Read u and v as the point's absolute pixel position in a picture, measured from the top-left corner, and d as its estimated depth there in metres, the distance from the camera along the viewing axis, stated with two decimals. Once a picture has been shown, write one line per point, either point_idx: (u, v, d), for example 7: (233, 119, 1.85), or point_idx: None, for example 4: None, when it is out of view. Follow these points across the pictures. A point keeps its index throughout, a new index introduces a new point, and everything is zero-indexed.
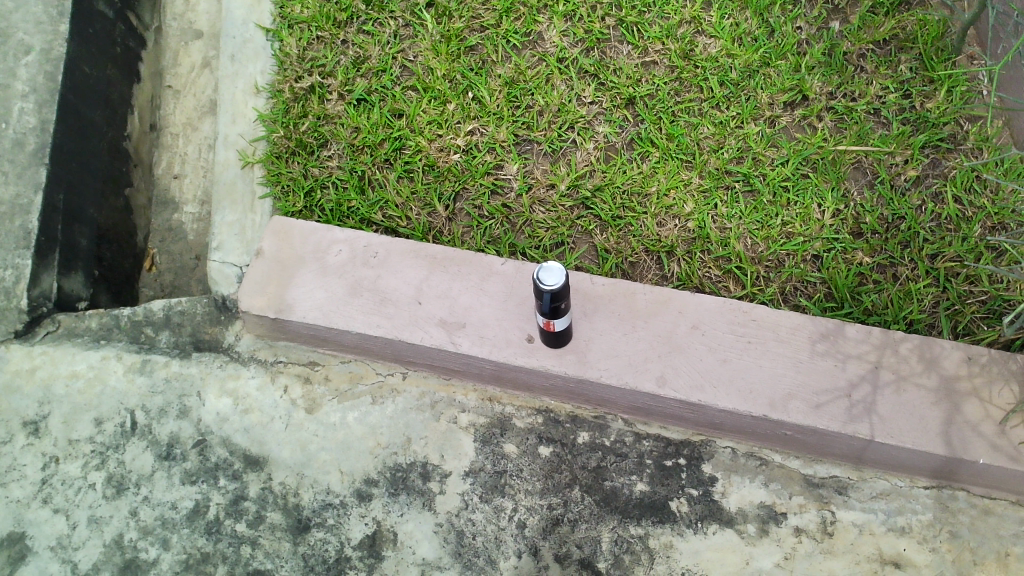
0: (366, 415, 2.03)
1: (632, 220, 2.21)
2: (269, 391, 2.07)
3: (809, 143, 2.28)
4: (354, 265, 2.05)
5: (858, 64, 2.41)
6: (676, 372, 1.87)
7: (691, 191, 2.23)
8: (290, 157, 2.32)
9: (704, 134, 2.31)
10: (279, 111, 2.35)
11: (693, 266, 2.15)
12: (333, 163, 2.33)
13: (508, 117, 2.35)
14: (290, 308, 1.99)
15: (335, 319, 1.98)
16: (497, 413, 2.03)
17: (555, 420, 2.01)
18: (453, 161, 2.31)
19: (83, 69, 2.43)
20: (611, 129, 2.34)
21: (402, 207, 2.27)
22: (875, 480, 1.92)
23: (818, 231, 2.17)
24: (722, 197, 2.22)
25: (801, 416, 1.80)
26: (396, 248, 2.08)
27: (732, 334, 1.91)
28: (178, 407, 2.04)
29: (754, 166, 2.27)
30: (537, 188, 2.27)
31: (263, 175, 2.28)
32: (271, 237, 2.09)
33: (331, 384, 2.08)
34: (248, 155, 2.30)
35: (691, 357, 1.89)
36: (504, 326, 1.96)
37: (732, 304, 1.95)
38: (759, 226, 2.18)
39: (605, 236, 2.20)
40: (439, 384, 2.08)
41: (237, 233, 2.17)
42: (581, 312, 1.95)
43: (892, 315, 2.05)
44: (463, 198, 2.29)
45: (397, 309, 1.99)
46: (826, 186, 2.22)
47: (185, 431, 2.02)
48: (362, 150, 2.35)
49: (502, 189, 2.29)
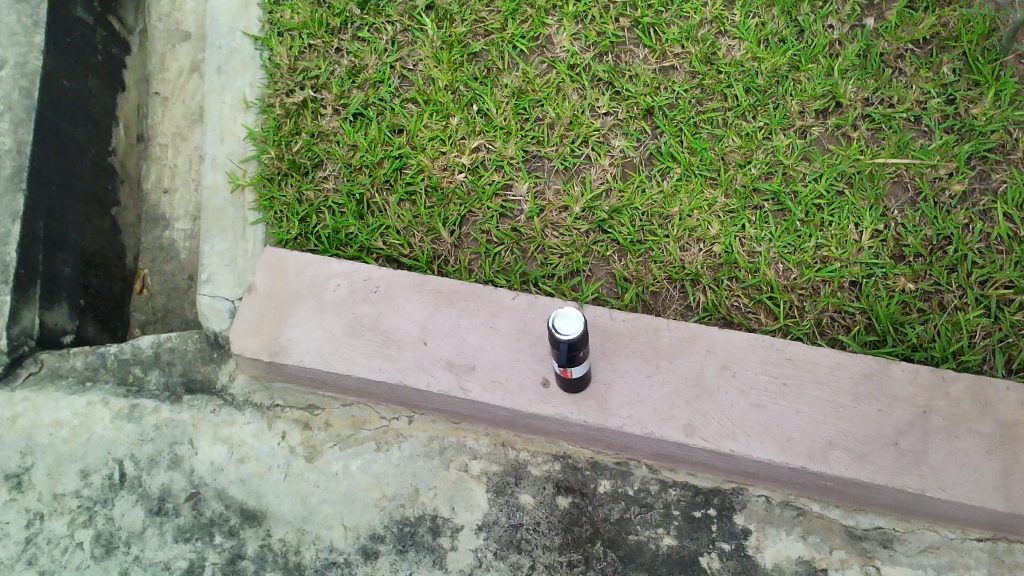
0: (370, 463, 1.90)
1: (654, 245, 1.98)
2: (266, 438, 1.94)
3: (843, 156, 2.03)
4: (354, 301, 1.91)
5: (895, 66, 2.14)
6: (706, 419, 1.71)
7: (717, 211, 1.99)
8: (282, 179, 2.15)
9: (730, 147, 2.06)
10: (270, 129, 2.18)
11: (720, 295, 1.91)
12: (329, 185, 2.14)
13: (517, 130, 2.13)
14: (287, 351, 1.87)
15: (335, 363, 1.84)
16: (511, 460, 1.89)
17: (574, 468, 1.87)
18: (458, 181, 2.10)
19: (62, 83, 2.30)
20: (629, 143, 2.10)
21: (405, 233, 2.07)
22: (923, 532, 1.76)
23: (855, 254, 1.93)
24: (751, 217, 1.98)
25: (843, 467, 1.65)
26: (398, 281, 1.92)
27: (766, 376, 1.75)
28: (169, 457, 1.93)
29: (784, 182, 2.02)
30: (549, 210, 2.05)
31: (255, 200, 2.13)
32: (265, 272, 1.95)
33: (332, 430, 1.95)
34: (239, 177, 2.15)
35: (722, 401, 1.73)
36: (517, 369, 1.81)
37: (765, 340, 1.78)
38: (792, 249, 1.95)
39: (624, 263, 1.98)
40: (448, 428, 1.93)
41: (228, 264, 2.04)
42: (600, 352, 1.79)
43: (940, 350, 1.84)
44: (470, 222, 2.07)
45: (401, 350, 1.84)
46: (864, 204, 1.98)
47: (177, 483, 1.91)
48: (360, 170, 2.15)
49: (511, 212, 2.07)
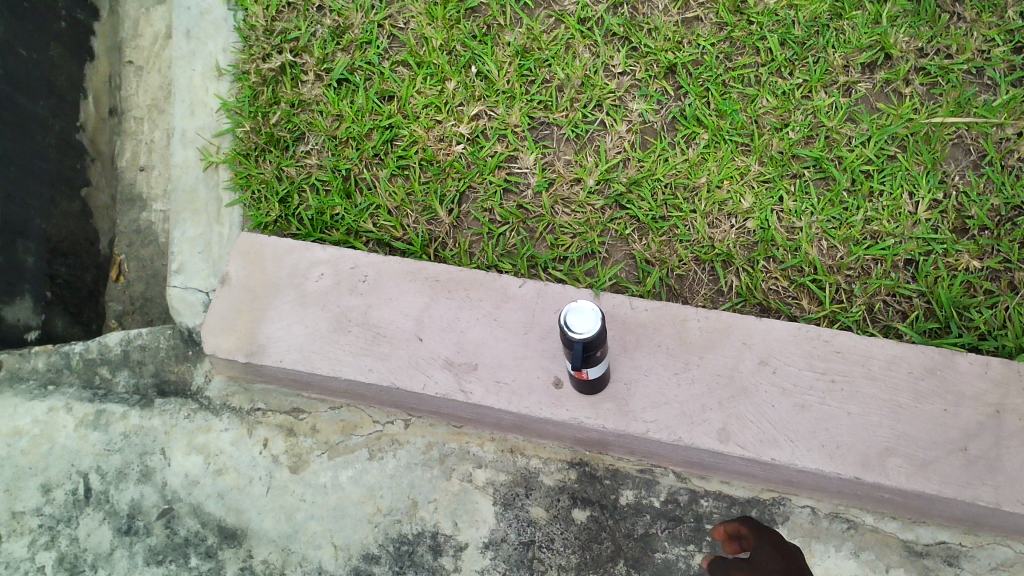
0: (362, 474, 1.69)
1: (679, 221, 1.75)
2: (245, 446, 1.74)
3: (895, 117, 1.77)
4: (339, 292, 1.69)
5: (954, 11, 1.86)
6: (742, 423, 1.49)
7: (750, 181, 1.75)
8: (260, 156, 1.92)
9: (764, 108, 1.81)
10: (245, 99, 1.94)
11: (756, 277, 1.68)
12: (312, 161, 1.90)
13: (521, 94, 1.88)
14: (265, 350, 1.66)
15: (319, 364, 1.63)
16: (520, 468, 1.68)
17: (591, 476, 1.66)
18: (455, 154, 1.85)
19: (18, 52, 2.07)
20: (649, 106, 1.85)
21: (397, 213, 1.83)
22: (993, 547, 1.54)
23: (910, 227, 1.69)
24: (789, 187, 1.74)
25: (902, 477, 1.43)
26: (389, 268, 1.70)
27: (812, 372, 1.51)
28: (139, 469, 1.73)
29: (827, 146, 1.77)
30: (559, 184, 1.81)
31: (230, 178, 1.90)
32: (239, 260, 1.73)
33: (319, 436, 1.74)
34: (211, 154, 1.92)
35: (761, 401, 1.50)
36: (525, 367, 1.59)
37: (809, 330, 1.55)
38: (838, 223, 1.70)
39: (645, 242, 1.75)
40: (448, 433, 1.72)
41: (201, 252, 1.84)
42: (619, 348, 1.56)
43: (1013, 338, 1.60)
44: (469, 199, 1.84)
45: (393, 348, 1.63)
46: (919, 170, 1.73)
47: (148, 498, 1.71)
48: (345, 142, 1.90)
49: (517, 186, 1.84)
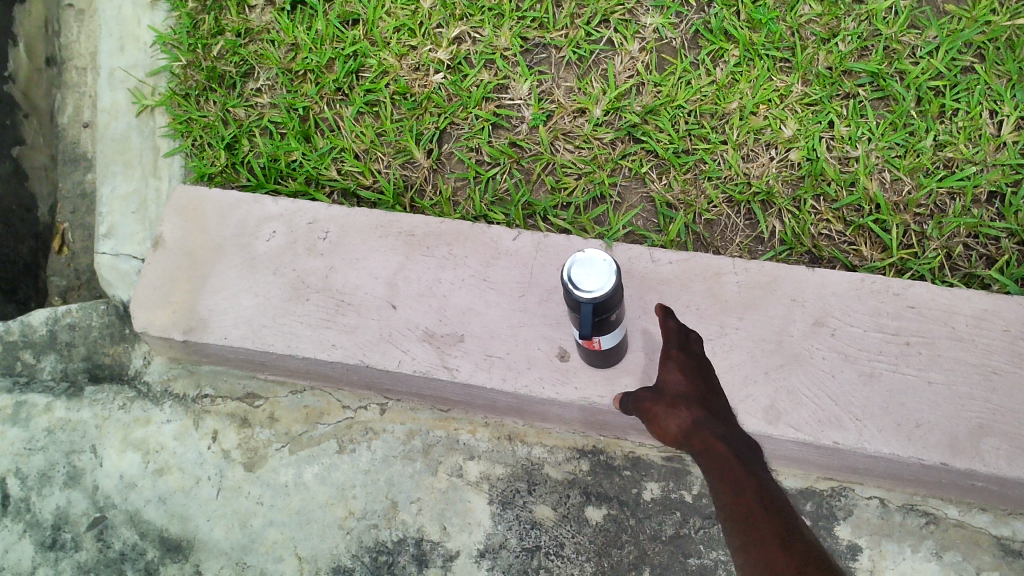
0: (330, 470, 1.41)
1: (706, 155, 1.44)
2: (191, 441, 1.45)
3: (967, 21, 1.46)
4: (295, 252, 1.38)
5: None
6: (794, 399, 1.20)
7: (791, 104, 1.44)
8: (202, 96, 1.61)
9: (807, 16, 1.49)
10: (183, 28, 1.63)
11: (804, 220, 1.37)
12: (263, 99, 1.58)
13: (511, 11, 1.56)
14: (206, 326, 1.36)
15: (272, 340, 1.34)
16: (520, 459, 1.39)
17: (608, 467, 1.38)
18: (434, 84, 1.54)
19: None
20: (665, 19, 1.53)
21: (365, 158, 1.53)
22: None
23: (992, 152, 1.38)
24: (841, 110, 1.43)
25: (1000, 461, 1.14)
26: (354, 222, 1.40)
27: (881, 334, 1.22)
28: (65, 471, 1.45)
29: (885, 59, 1.46)
30: (560, 116, 1.50)
31: (167, 123, 1.60)
32: (175, 218, 1.42)
33: (278, 427, 1.45)
34: (145, 95, 1.61)
35: (816, 370, 1.21)
36: (523, 337, 1.29)
37: (873, 280, 1.25)
38: (902, 150, 1.39)
39: (665, 181, 1.44)
40: (433, 419, 1.43)
41: (134, 211, 1.54)
42: (639, 310, 1.27)
43: None
44: (450, 138, 1.53)
45: (360, 318, 1.33)
46: (1001, 83, 1.42)
47: (76, 506, 1.42)
48: (303, 76, 1.59)
49: (508, 121, 1.52)
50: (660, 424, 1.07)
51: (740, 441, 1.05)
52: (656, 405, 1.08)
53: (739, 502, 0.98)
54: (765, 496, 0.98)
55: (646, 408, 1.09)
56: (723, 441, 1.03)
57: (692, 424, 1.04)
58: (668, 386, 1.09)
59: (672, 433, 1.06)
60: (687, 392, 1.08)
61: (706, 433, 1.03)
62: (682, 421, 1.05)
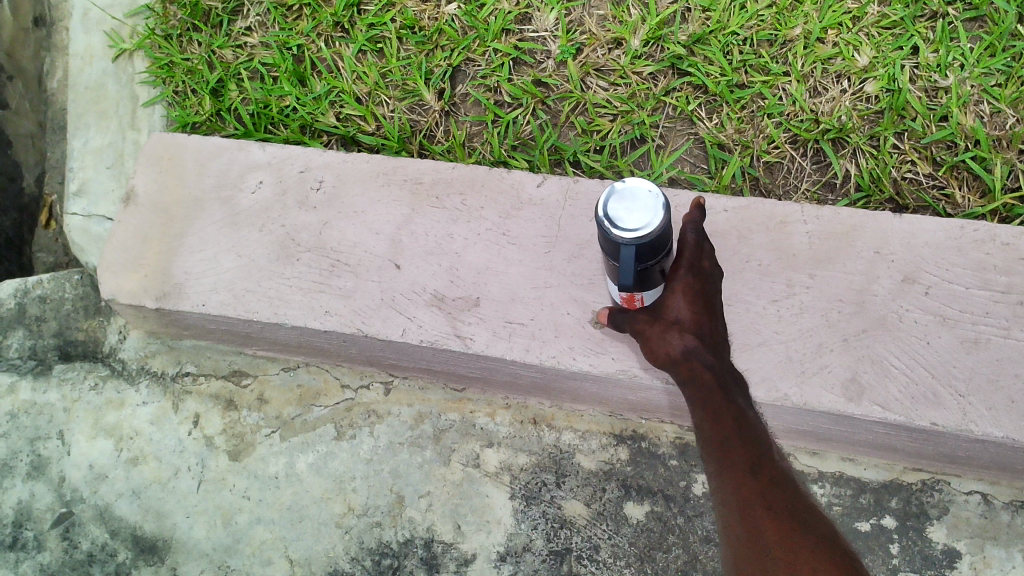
0: (327, 460, 1.21)
1: (764, 89, 1.23)
2: (169, 426, 1.26)
3: None
4: (283, 205, 1.19)
5: None
6: (883, 372, 0.99)
7: (867, 27, 1.24)
8: (185, 36, 1.42)
9: None
10: None
11: (884, 161, 1.18)
12: (253, 39, 1.39)
13: None
14: (182, 291, 1.17)
15: (256, 307, 1.14)
16: (547, 446, 1.19)
17: (651, 455, 1.17)
18: (446, 16, 1.34)
19: None
20: None
21: (368, 102, 1.33)
22: None
23: None
24: (926, 33, 1.22)
25: None
26: (352, 171, 1.20)
27: (987, 292, 1.01)
28: (29, 461, 1.25)
29: None
30: (591, 49, 1.29)
31: (147, 67, 1.42)
32: (148, 167, 1.23)
33: (268, 410, 1.26)
34: (121, 38, 1.43)
35: (908, 337, 1.00)
36: (550, 301, 1.09)
37: (976, 228, 1.04)
38: (1006, 77, 1.19)
39: (717, 120, 1.24)
40: (446, 400, 1.23)
41: (110, 167, 1.36)
42: None
43: None
44: (463, 79, 1.33)
45: (359, 281, 1.14)
46: None
47: (41, 500, 1.23)
48: (299, 12, 1.39)
49: (532, 56, 1.32)
50: (652, 346, 0.93)
51: (732, 375, 0.94)
52: (649, 326, 0.93)
53: (717, 430, 0.87)
54: (745, 426, 0.88)
55: (639, 329, 0.94)
56: (713, 371, 0.91)
57: (687, 353, 0.91)
58: (665, 306, 0.92)
59: (663, 358, 0.93)
60: (688, 319, 0.92)
61: (695, 360, 0.91)
62: (674, 346, 0.92)
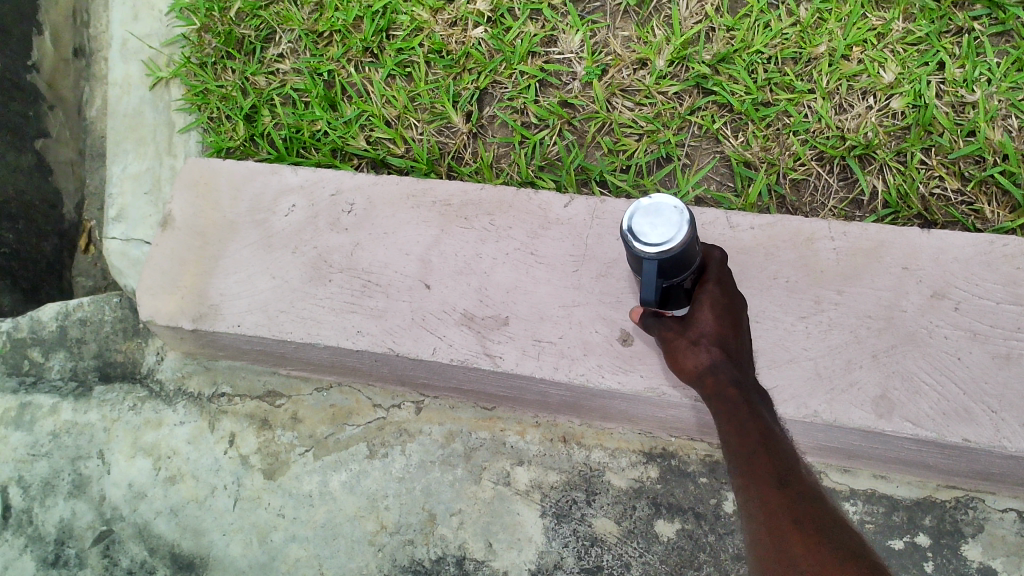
0: (360, 478, 1.23)
1: (790, 106, 1.24)
2: (205, 445, 1.28)
3: None
4: (315, 227, 1.21)
5: None
6: (913, 390, 0.99)
7: (892, 44, 1.24)
8: (218, 63, 1.45)
9: None
10: None
11: (911, 178, 1.19)
12: (285, 65, 1.42)
13: None
14: (217, 313, 1.19)
15: (289, 328, 1.17)
16: (577, 464, 1.20)
17: (681, 473, 1.17)
18: (473, 40, 1.36)
19: None
20: None
21: (397, 125, 1.36)
22: None
23: None
24: (952, 48, 1.23)
25: None
26: (382, 193, 1.22)
27: (1019, 307, 1.01)
28: (71, 480, 1.28)
29: None
30: (617, 70, 1.30)
31: (182, 95, 1.46)
32: (184, 192, 1.26)
33: (302, 429, 1.28)
34: (158, 67, 1.47)
35: (939, 354, 1.00)
36: (579, 320, 1.10)
37: (1006, 244, 1.03)
38: None
39: (743, 138, 1.25)
40: (476, 418, 1.24)
41: (147, 193, 1.40)
42: None
43: None
44: (490, 100, 1.35)
45: (390, 302, 1.16)
46: None
47: (82, 518, 1.26)
48: (329, 38, 1.42)
49: (558, 78, 1.33)
50: (677, 360, 0.94)
51: (755, 388, 0.94)
52: (675, 339, 0.94)
53: (743, 442, 0.86)
54: (772, 441, 0.87)
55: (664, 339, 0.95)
56: (737, 385, 0.91)
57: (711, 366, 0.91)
58: (691, 319, 0.94)
59: (689, 373, 0.94)
60: (713, 331, 0.93)
61: (720, 373, 0.91)
62: (701, 360, 0.92)
